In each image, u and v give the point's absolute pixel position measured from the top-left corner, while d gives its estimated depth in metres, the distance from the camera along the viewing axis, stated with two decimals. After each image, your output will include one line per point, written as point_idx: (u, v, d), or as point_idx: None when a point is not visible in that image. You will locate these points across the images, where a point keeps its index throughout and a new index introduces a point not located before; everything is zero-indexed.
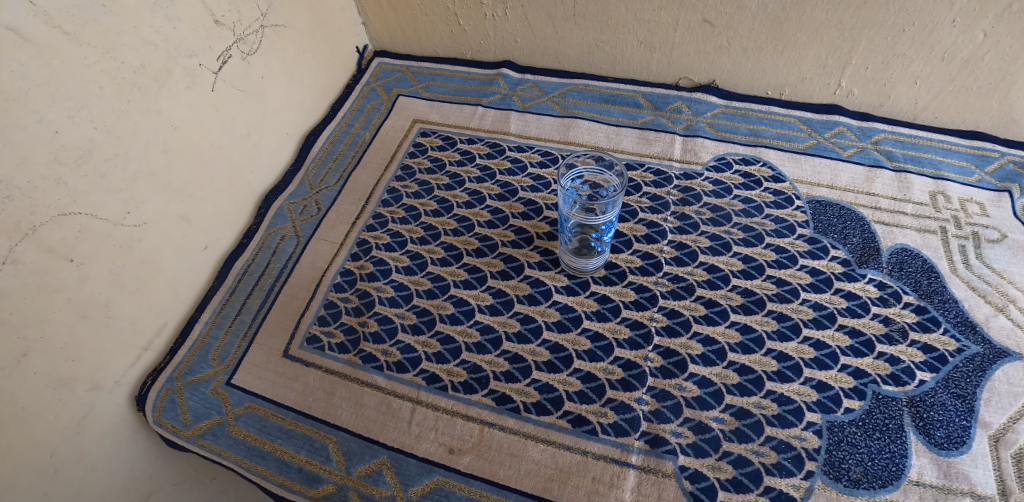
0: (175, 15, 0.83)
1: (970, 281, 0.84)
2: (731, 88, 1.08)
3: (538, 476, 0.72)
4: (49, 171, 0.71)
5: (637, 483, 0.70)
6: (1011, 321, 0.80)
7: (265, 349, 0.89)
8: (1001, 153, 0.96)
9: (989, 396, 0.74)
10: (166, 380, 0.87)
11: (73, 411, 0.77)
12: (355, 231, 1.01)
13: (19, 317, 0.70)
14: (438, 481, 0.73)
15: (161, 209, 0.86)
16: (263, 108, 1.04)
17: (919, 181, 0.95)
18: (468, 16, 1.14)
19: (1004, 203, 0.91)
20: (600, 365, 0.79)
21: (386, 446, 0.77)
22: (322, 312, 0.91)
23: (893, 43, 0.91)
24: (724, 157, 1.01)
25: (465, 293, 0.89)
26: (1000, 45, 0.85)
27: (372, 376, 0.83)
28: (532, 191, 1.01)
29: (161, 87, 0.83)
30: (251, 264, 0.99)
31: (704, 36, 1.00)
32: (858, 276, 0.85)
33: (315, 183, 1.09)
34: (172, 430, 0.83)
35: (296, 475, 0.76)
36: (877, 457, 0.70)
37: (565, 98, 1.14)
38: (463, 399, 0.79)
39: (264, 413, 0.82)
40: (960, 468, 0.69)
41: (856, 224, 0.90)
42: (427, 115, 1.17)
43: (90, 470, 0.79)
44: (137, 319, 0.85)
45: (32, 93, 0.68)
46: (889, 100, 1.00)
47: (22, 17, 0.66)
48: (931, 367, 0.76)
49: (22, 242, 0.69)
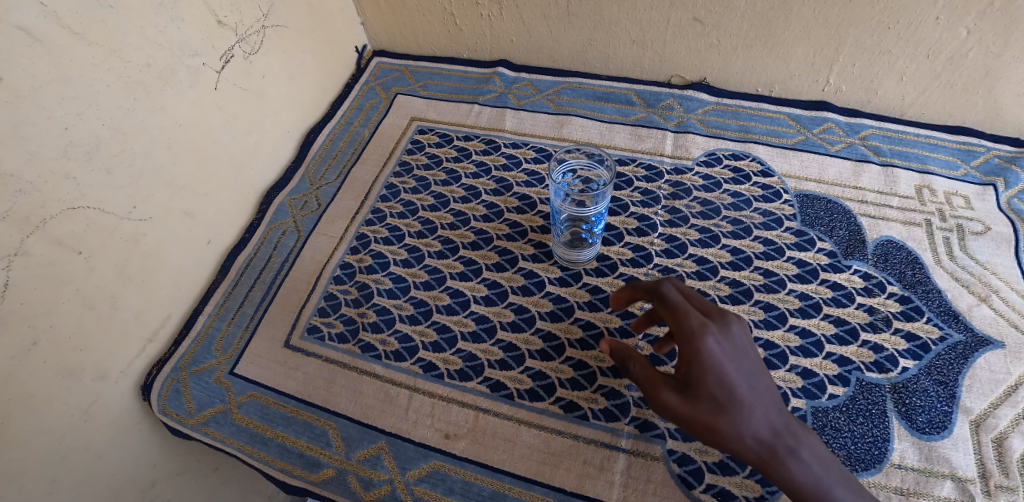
0: (179, 16, 0.86)
1: (954, 273, 0.86)
2: (722, 85, 1.11)
3: (531, 460, 0.74)
4: (58, 166, 0.74)
5: (627, 466, 0.72)
6: (994, 311, 0.82)
7: (266, 339, 0.91)
8: (987, 148, 0.98)
9: (971, 383, 0.76)
10: (170, 370, 0.89)
11: (81, 399, 0.80)
12: (354, 226, 1.03)
13: (28, 307, 0.73)
14: (434, 465, 0.75)
15: (166, 204, 0.89)
16: (264, 106, 1.06)
17: (905, 175, 0.97)
18: (464, 16, 1.17)
19: (988, 196, 0.93)
20: (591, 353, 0.81)
21: (384, 432, 0.79)
22: (322, 304, 0.93)
23: (879, 41, 0.93)
24: (715, 153, 1.03)
25: (461, 284, 0.91)
26: (982, 42, 0.87)
27: (371, 365, 0.85)
28: (527, 186, 1.03)
29: (165, 86, 0.86)
30: (253, 258, 1.01)
31: (695, 34, 1.03)
32: (844, 267, 0.87)
33: (315, 180, 1.12)
34: (177, 418, 0.86)
35: (297, 460, 0.79)
36: (860, 441, 0.72)
37: (560, 96, 1.16)
38: (458, 387, 0.81)
39: (266, 401, 0.85)
40: (942, 452, 0.71)
41: (842, 217, 0.93)
42: (425, 113, 1.20)
43: (96, 457, 0.81)
44: (142, 311, 0.88)
45: (42, 91, 0.71)
46: (877, 96, 1.02)
47: (33, 18, 0.69)
48: (913, 355, 0.79)
49: (32, 234, 0.72)
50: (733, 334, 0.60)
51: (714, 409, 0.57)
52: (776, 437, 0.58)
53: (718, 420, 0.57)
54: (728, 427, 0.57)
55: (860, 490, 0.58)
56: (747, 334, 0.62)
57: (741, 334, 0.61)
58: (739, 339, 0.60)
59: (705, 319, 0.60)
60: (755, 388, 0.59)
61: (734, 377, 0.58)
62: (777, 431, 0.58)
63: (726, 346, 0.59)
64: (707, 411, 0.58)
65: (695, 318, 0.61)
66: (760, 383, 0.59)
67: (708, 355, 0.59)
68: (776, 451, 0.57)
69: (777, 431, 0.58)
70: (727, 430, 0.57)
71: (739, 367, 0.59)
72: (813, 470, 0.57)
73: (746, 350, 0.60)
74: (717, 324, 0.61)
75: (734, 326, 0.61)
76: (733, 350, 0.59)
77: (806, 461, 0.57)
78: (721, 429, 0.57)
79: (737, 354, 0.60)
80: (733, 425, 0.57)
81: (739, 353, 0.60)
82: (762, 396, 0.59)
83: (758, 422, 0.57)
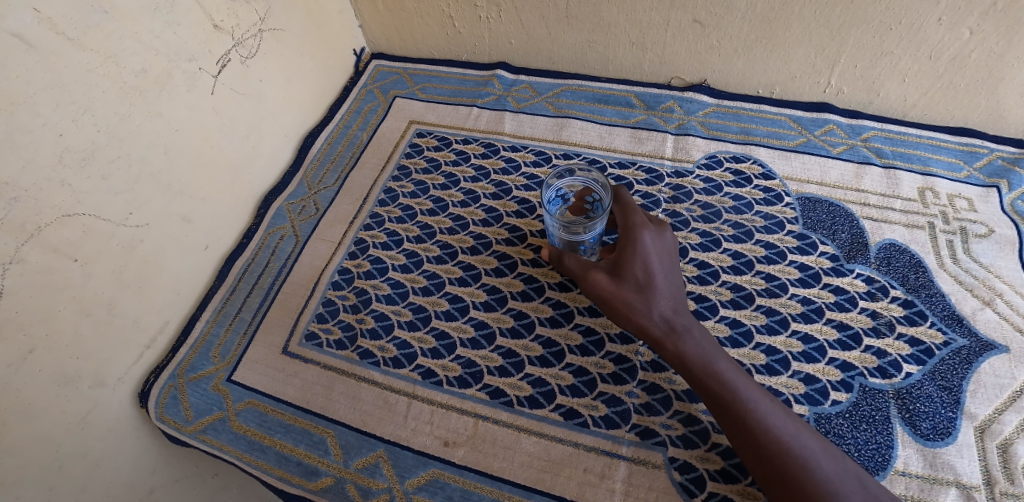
0: (175, 20, 0.85)
1: (958, 276, 0.85)
2: (722, 87, 1.10)
3: (531, 468, 0.73)
4: (53, 173, 0.73)
5: (628, 474, 0.71)
6: (998, 314, 0.81)
7: (264, 346, 0.91)
8: (990, 149, 0.97)
9: (975, 389, 0.75)
10: (168, 377, 0.89)
11: (78, 407, 0.79)
12: (352, 231, 1.02)
13: (25, 315, 0.72)
14: (433, 473, 0.75)
15: (163, 210, 0.88)
16: (262, 110, 1.05)
17: (907, 177, 0.96)
18: (463, 18, 1.16)
19: (992, 198, 0.93)
20: (591, 359, 0.81)
21: (382, 440, 0.78)
22: (320, 310, 0.93)
23: (880, 42, 0.92)
24: (715, 155, 1.02)
25: (459, 290, 0.91)
26: (986, 43, 0.86)
27: (369, 372, 0.84)
28: (526, 190, 1.02)
29: (161, 90, 0.85)
30: (251, 263, 1.01)
31: (695, 36, 1.02)
32: (847, 271, 0.86)
33: (313, 184, 1.11)
34: (175, 426, 0.85)
35: (295, 468, 0.78)
36: (863, 448, 0.72)
37: (560, 98, 1.15)
38: (457, 394, 0.80)
39: (264, 408, 0.84)
40: (946, 459, 0.70)
41: (845, 220, 0.92)
42: (423, 116, 1.19)
43: (94, 465, 0.81)
44: (139, 317, 0.87)
45: (37, 98, 0.70)
46: (878, 97, 1.01)
47: (27, 23, 0.68)
48: (917, 360, 0.78)
49: (27, 241, 0.71)
50: (664, 239, 0.78)
51: (632, 284, 0.73)
52: (676, 318, 0.71)
53: (631, 294, 0.73)
54: (640, 303, 0.72)
55: (745, 375, 0.68)
56: (673, 243, 0.79)
57: (669, 241, 0.78)
58: (668, 245, 0.78)
59: (646, 221, 0.78)
60: (668, 278, 0.74)
61: (655, 264, 0.74)
62: (678, 313, 0.72)
63: (655, 243, 0.76)
64: (624, 288, 0.73)
65: (636, 218, 0.78)
66: (675, 280, 0.75)
67: (638, 245, 0.75)
68: (675, 327, 0.71)
69: (677, 311, 0.72)
70: (638, 305, 0.72)
71: (660, 259, 0.75)
72: (703, 345, 0.70)
73: (670, 253, 0.77)
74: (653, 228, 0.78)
75: (664, 235, 0.78)
76: (661, 247, 0.77)
77: (698, 340, 0.70)
78: (634, 302, 0.73)
79: (662, 251, 0.76)
80: (643, 300, 0.72)
81: (663, 251, 0.77)
82: (673, 286, 0.74)
83: (664, 300, 0.72)
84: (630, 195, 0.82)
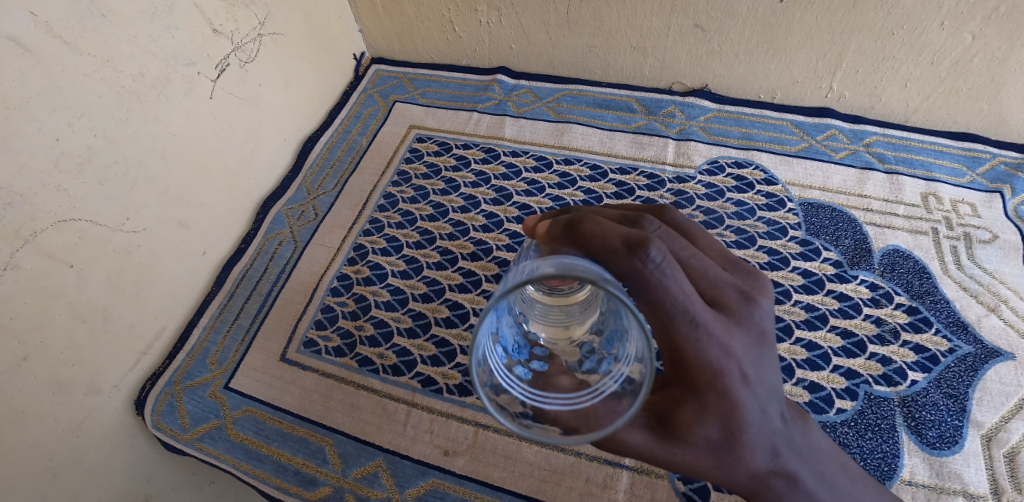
0: (174, 24, 0.85)
1: (962, 282, 0.84)
2: (723, 92, 1.09)
3: (532, 478, 0.72)
4: (47, 178, 0.72)
5: (631, 484, 0.71)
6: (1003, 321, 0.80)
7: (261, 353, 0.90)
8: (993, 154, 0.96)
9: (981, 396, 0.74)
10: (164, 383, 0.88)
11: (72, 415, 0.78)
12: (351, 237, 1.02)
13: (19, 321, 0.71)
14: (432, 483, 0.74)
15: (160, 215, 0.88)
16: (260, 115, 1.05)
17: (910, 183, 0.95)
18: (463, 23, 1.15)
19: (995, 203, 0.92)
20: None
21: (381, 449, 0.77)
22: (319, 316, 0.92)
23: (882, 47, 0.92)
24: (717, 161, 1.01)
25: (459, 296, 0.90)
26: (988, 48, 0.86)
27: (368, 379, 0.84)
28: (527, 195, 1.01)
29: (159, 95, 0.85)
30: (249, 269, 1.00)
31: (696, 41, 1.02)
32: (850, 278, 0.86)
33: (312, 189, 1.11)
34: (171, 433, 0.84)
35: (292, 478, 0.77)
36: (869, 457, 0.71)
37: (560, 103, 1.15)
38: (457, 402, 0.80)
39: (261, 416, 0.83)
40: (953, 468, 0.70)
41: (847, 225, 0.91)
42: (423, 121, 1.18)
43: (88, 474, 0.79)
44: (135, 324, 0.86)
45: (32, 102, 0.69)
46: (880, 102, 1.01)
47: (22, 27, 0.67)
48: (922, 367, 0.77)
49: (22, 248, 0.70)
50: (750, 333, 0.41)
51: (705, 448, 0.42)
52: (774, 472, 0.45)
53: (702, 463, 0.42)
54: (717, 467, 0.43)
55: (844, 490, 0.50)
56: (773, 333, 0.42)
57: (760, 330, 0.41)
58: (759, 338, 0.41)
59: (720, 335, 0.39)
60: (765, 415, 0.42)
61: (744, 406, 0.41)
62: (775, 456, 0.44)
63: (744, 366, 0.40)
64: (689, 454, 0.42)
65: (702, 337, 0.38)
66: (773, 402, 0.43)
67: (712, 391, 0.40)
68: (767, 480, 0.45)
69: (773, 454, 0.44)
70: (713, 471, 0.43)
71: (755, 395, 0.41)
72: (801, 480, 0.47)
73: (764, 356, 0.41)
74: (733, 333, 0.40)
75: (756, 331, 0.41)
76: (751, 363, 0.41)
77: (797, 482, 0.47)
78: (706, 469, 0.43)
79: (756, 372, 0.41)
80: (722, 465, 0.43)
81: (755, 364, 0.41)
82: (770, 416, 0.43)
83: (755, 453, 0.43)
84: (672, 270, 0.37)
